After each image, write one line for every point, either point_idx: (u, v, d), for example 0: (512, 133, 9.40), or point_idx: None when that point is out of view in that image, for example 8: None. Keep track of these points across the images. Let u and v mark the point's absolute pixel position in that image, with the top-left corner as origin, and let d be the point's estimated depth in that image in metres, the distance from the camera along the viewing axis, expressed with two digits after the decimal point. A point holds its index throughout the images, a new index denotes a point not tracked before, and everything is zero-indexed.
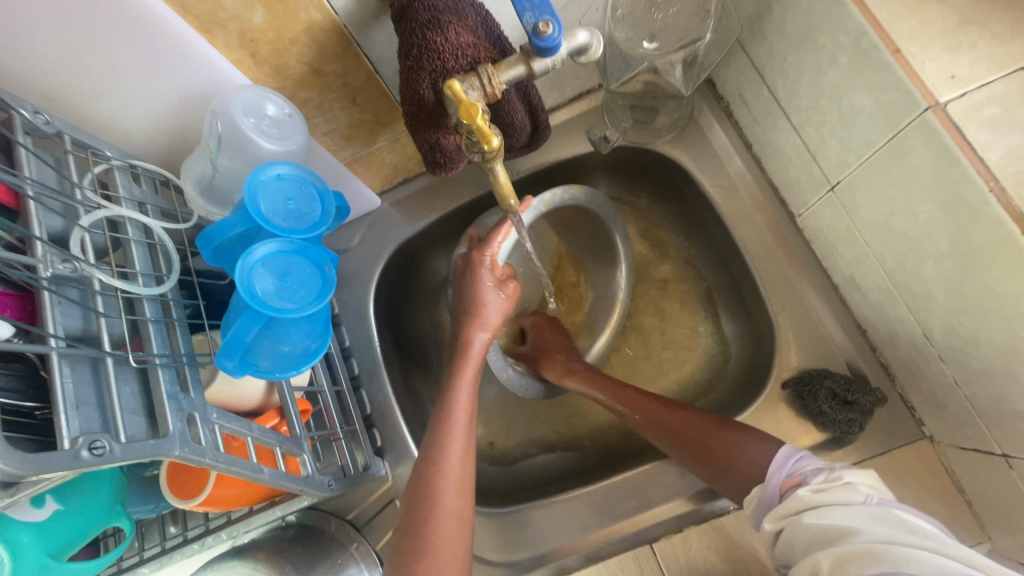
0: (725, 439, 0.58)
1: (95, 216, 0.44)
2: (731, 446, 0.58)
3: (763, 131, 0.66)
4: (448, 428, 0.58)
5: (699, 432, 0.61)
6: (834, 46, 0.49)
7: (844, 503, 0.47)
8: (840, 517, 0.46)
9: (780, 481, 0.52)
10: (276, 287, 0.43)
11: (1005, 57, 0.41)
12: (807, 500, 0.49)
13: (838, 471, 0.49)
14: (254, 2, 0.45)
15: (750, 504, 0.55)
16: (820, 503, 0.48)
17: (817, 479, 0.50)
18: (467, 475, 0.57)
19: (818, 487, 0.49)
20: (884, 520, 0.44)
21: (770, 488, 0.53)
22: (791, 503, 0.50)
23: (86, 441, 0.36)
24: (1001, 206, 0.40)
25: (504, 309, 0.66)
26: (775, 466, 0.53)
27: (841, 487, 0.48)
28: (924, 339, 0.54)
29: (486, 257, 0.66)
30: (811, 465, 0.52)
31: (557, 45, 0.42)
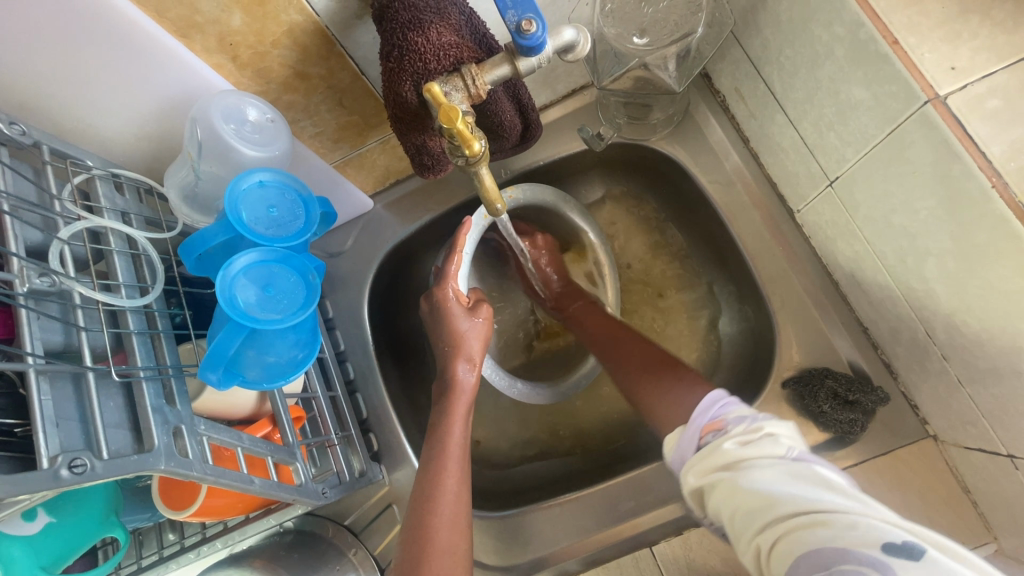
0: (663, 380, 0.60)
1: (74, 227, 0.43)
2: (666, 387, 0.59)
3: (759, 125, 0.65)
4: (442, 462, 0.57)
5: (646, 365, 0.63)
6: (830, 37, 0.47)
7: (768, 458, 0.44)
8: (764, 476, 0.43)
9: (700, 427, 0.50)
10: (259, 298, 0.42)
11: (1008, 47, 0.39)
12: (733, 455, 0.46)
13: (760, 422, 0.46)
14: (231, 5, 0.44)
15: (669, 448, 0.52)
16: (747, 460, 0.44)
17: (738, 429, 0.47)
18: (462, 512, 0.56)
19: (744, 440, 0.46)
20: (806, 475, 0.42)
21: (688, 435, 0.50)
22: (716, 457, 0.46)
23: (66, 459, 0.35)
24: (1003, 202, 0.39)
25: (483, 335, 0.66)
26: (699, 410, 0.51)
27: (765, 440, 0.45)
28: (927, 337, 0.53)
29: (448, 290, 0.66)
30: (735, 412, 0.49)
31: (542, 44, 0.41)
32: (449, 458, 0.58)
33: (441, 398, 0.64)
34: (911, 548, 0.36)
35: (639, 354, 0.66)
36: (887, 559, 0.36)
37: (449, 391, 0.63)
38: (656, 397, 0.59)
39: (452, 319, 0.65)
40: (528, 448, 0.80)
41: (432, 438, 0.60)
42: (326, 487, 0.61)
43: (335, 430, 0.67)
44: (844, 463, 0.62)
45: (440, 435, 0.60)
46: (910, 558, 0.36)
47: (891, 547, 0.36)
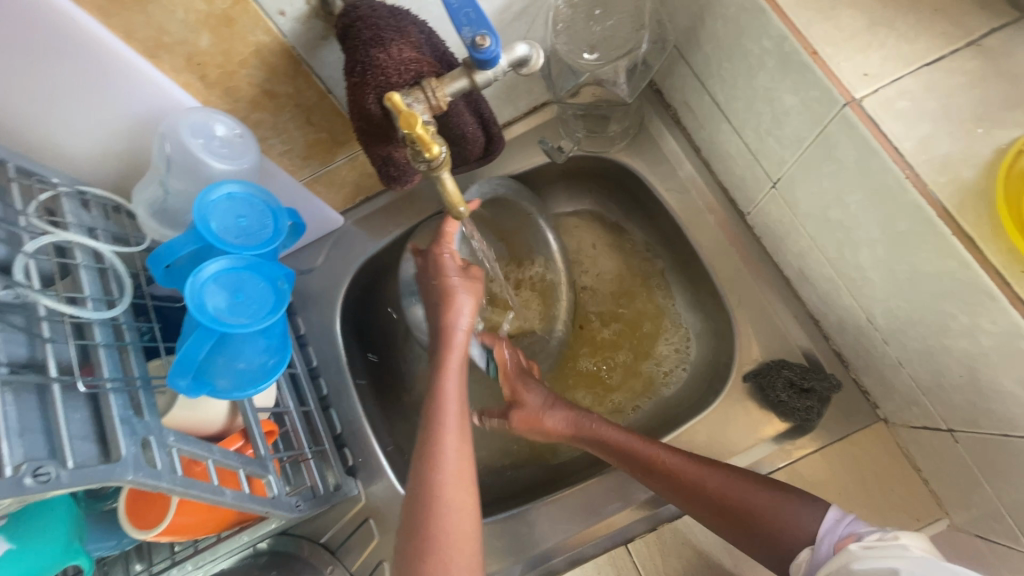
0: (771, 502, 0.57)
1: (39, 241, 0.43)
2: (774, 509, 0.56)
3: (708, 134, 0.69)
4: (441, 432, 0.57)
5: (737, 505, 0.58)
6: (761, 51, 0.52)
7: (893, 556, 0.45)
8: (884, 562, 0.45)
9: (832, 543, 0.52)
10: (228, 304, 0.43)
11: (911, 55, 0.44)
12: (858, 553, 0.47)
13: (894, 533, 0.48)
14: (198, 26, 0.46)
15: (798, 570, 0.53)
16: (869, 556, 0.46)
17: (872, 536, 0.49)
18: (467, 469, 0.56)
19: (870, 543, 0.48)
20: (933, 570, 0.42)
21: (822, 551, 0.52)
22: (839, 559, 0.48)
23: (30, 467, 0.35)
24: (917, 190, 0.43)
25: (478, 293, 0.65)
26: (826, 528, 0.53)
27: (892, 544, 0.46)
28: (868, 322, 0.57)
29: (445, 252, 0.65)
30: (864, 527, 0.52)
31: (495, 58, 0.44)
32: (446, 419, 0.58)
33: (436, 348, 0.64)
34: None
35: (721, 506, 0.58)
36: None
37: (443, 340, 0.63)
38: (774, 524, 0.56)
39: (443, 275, 0.64)
40: (503, 457, 0.80)
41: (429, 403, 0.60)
42: (300, 500, 0.61)
43: (309, 444, 0.67)
44: (805, 451, 0.65)
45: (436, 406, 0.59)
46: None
47: None
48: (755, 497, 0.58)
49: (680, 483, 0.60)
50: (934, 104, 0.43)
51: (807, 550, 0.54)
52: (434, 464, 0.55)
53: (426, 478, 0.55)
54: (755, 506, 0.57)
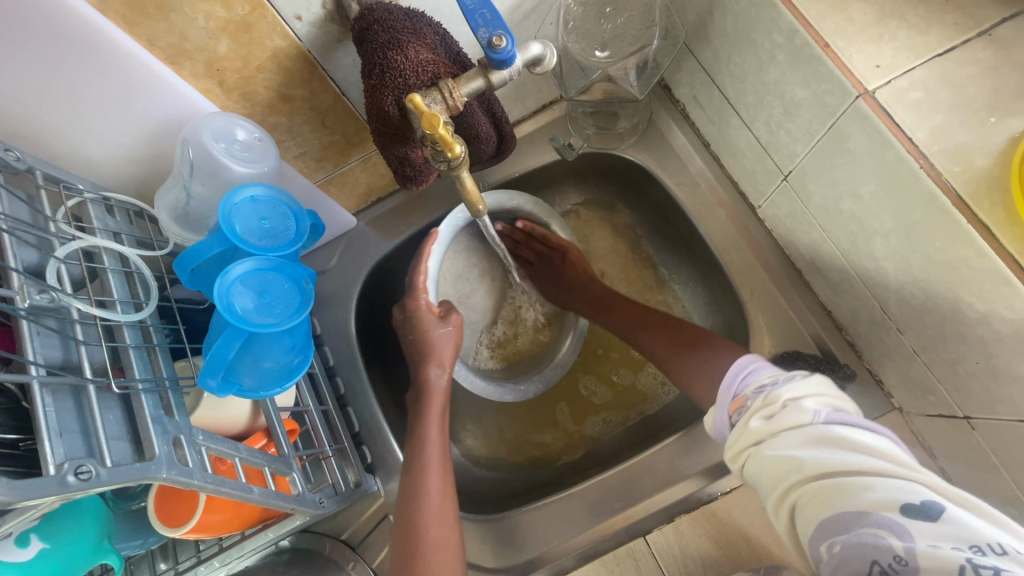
0: (694, 361, 0.62)
1: (69, 246, 0.44)
2: (699, 361, 0.61)
3: (718, 128, 0.70)
4: (423, 471, 0.59)
5: (683, 347, 0.64)
6: (771, 45, 0.52)
7: (791, 428, 0.47)
8: (788, 445, 0.46)
9: (727, 403, 0.53)
10: (255, 304, 0.44)
11: (922, 46, 0.45)
12: (759, 429, 0.49)
13: (780, 393, 0.49)
14: (218, 32, 0.47)
15: (709, 427, 0.56)
16: (774, 436, 0.47)
17: (761, 403, 0.50)
18: (449, 505, 0.57)
19: (767, 415, 0.49)
20: (828, 440, 0.45)
21: (721, 413, 0.54)
22: (746, 435, 0.50)
23: (72, 466, 0.36)
24: (931, 179, 0.43)
25: (455, 338, 0.68)
26: (727, 384, 0.55)
27: (788, 411, 0.48)
28: (882, 313, 0.57)
29: (420, 299, 0.69)
30: (757, 384, 0.52)
31: (512, 58, 0.45)
32: (431, 445, 0.61)
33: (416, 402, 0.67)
34: (932, 509, 0.40)
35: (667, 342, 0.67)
36: (905, 521, 0.40)
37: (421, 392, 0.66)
38: (695, 376, 0.61)
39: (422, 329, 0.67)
40: (519, 453, 0.81)
41: (413, 445, 0.62)
42: (323, 497, 0.62)
43: (329, 442, 0.68)
44: None
45: (419, 441, 0.62)
46: (927, 518, 0.39)
47: (910, 510, 0.40)
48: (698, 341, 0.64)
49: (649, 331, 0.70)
50: (948, 94, 0.44)
51: (711, 411, 0.56)
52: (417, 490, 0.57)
53: (410, 505, 0.57)
54: (676, 342, 0.66)
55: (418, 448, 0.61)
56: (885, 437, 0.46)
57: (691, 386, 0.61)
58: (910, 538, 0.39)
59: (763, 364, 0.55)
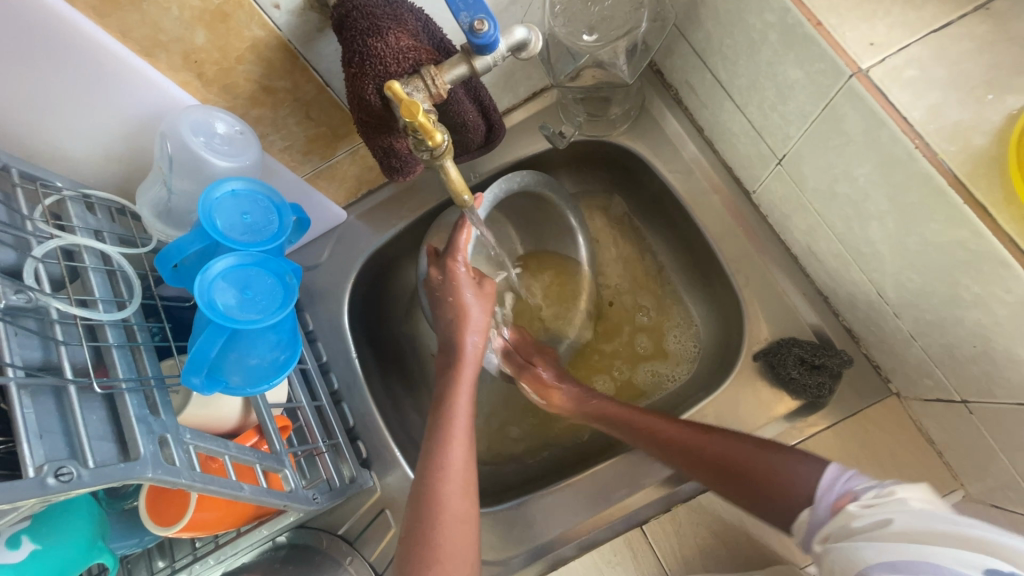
0: (769, 462, 0.56)
1: (47, 245, 0.44)
2: (773, 467, 0.56)
3: (711, 113, 0.68)
4: (448, 441, 0.57)
5: (745, 459, 0.57)
6: (763, 25, 0.51)
7: (887, 508, 0.46)
8: (874, 522, 0.45)
9: (829, 502, 0.50)
10: (238, 300, 0.43)
11: (917, 22, 0.43)
12: (858, 512, 0.47)
13: (891, 487, 0.47)
14: (194, 23, 0.46)
15: (799, 531, 0.53)
16: (866, 517, 0.46)
17: (868, 493, 0.48)
18: (471, 481, 0.56)
19: (868, 501, 0.47)
20: (926, 518, 0.43)
21: (821, 509, 0.51)
22: (841, 520, 0.48)
23: (52, 468, 0.35)
24: (926, 160, 0.42)
25: (488, 308, 0.65)
26: (823, 485, 0.52)
27: (890, 501, 0.46)
28: (879, 297, 0.56)
29: (459, 265, 0.65)
30: (862, 484, 0.50)
31: (495, 42, 0.43)
32: (457, 417, 0.59)
33: (446, 369, 0.63)
34: None
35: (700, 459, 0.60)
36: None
37: (454, 360, 0.63)
38: (777, 490, 0.55)
39: (459, 292, 0.64)
40: (515, 444, 0.81)
41: (436, 418, 0.59)
42: (316, 493, 0.61)
43: (323, 438, 0.68)
44: (818, 427, 0.65)
45: (445, 414, 0.59)
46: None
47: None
48: (750, 453, 0.58)
49: (674, 448, 0.62)
50: (943, 71, 0.42)
51: (804, 511, 0.53)
52: (439, 470, 0.55)
53: (428, 484, 0.55)
54: (735, 457, 0.58)
55: (444, 418, 0.59)
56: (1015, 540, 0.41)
57: (767, 508, 0.56)
58: None
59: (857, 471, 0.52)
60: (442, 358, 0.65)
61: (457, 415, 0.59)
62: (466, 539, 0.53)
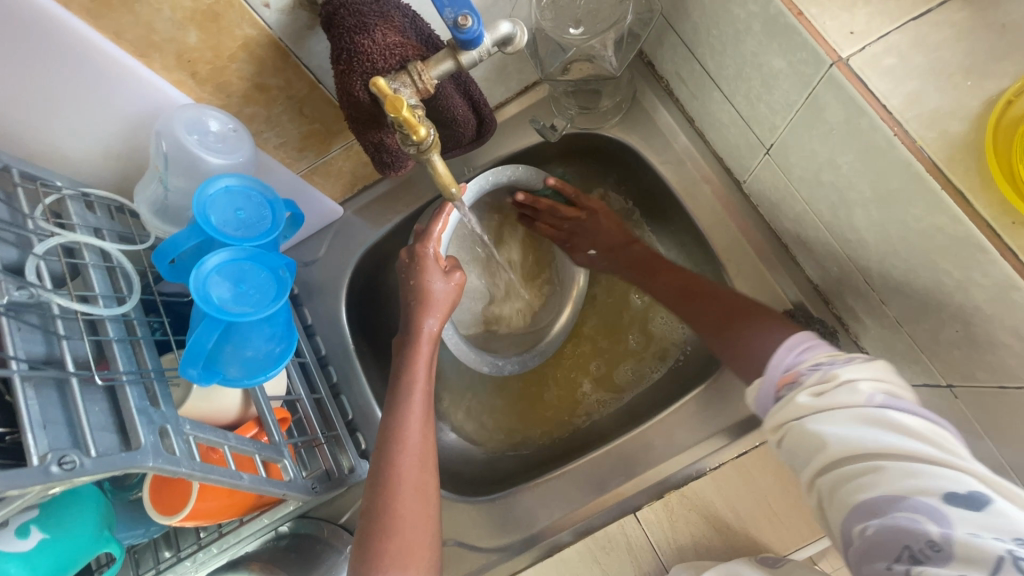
0: (740, 329, 0.58)
1: (48, 243, 0.45)
2: (746, 334, 0.57)
3: (701, 104, 0.69)
4: (406, 415, 0.57)
5: (722, 319, 0.61)
6: (747, 15, 0.51)
7: (843, 407, 0.44)
8: (835, 423, 0.44)
9: (774, 379, 0.50)
10: (233, 294, 0.44)
11: (896, 10, 0.44)
12: (805, 404, 0.46)
13: (838, 371, 0.46)
14: (186, 23, 0.47)
15: (751, 401, 0.53)
16: (823, 411, 0.45)
17: (815, 378, 0.47)
18: (429, 453, 0.57)
19: (819, 391, 0.46)
20: (876, 421, 0.43)
21: (765, 387, 0.51)
22: (789, 408, 0.48)
23: (55, 457, 0.37)
24: (905, 146, 0.42)
25: (454, 296, 0.65)
26: (775, 359, 0.51)
27: (842, 390, 0.45)
28: (866, 284, 0.57)
29: (429, 248, 0.64)
30: (811, 360, 0.49)
31: (478, 37, 0.44)
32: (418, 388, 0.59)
33: (402, 345, 0.63)
34: (978, 499, 0.39)
35: (704, 314, 0.63)
36: (945, 509, 0.39)
37: (410, 337, 0.62)
38: (742, 347, 0.57)
39: (425, 277, 0.63)
40: (512, 435, 0.82)
41: (396, 390, 0.60)
42: (315, 483, 0.63)
43: (321, 429, 0.70)
44: None
45: (403, 389, 0.59)
46: (971, 508, 0.39)
47: (956, 498, 0.39)
48: (746, 304, 0.61)
49: (671, 299, 0.68)
50: (923, 59, 0.43)
51: (756, 380, 0.53)
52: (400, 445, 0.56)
53: (389, 460, 0.55)
54: (721, 310, 0.61)
55: (402, 394, 0.59)
56: (944, 428, 0.43)
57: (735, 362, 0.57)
58: (948, 526, 0.39)
59: (819, 342, 0.52)
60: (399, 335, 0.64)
61: (416, 387, 0.59)
62: (424, 511, 0.54)
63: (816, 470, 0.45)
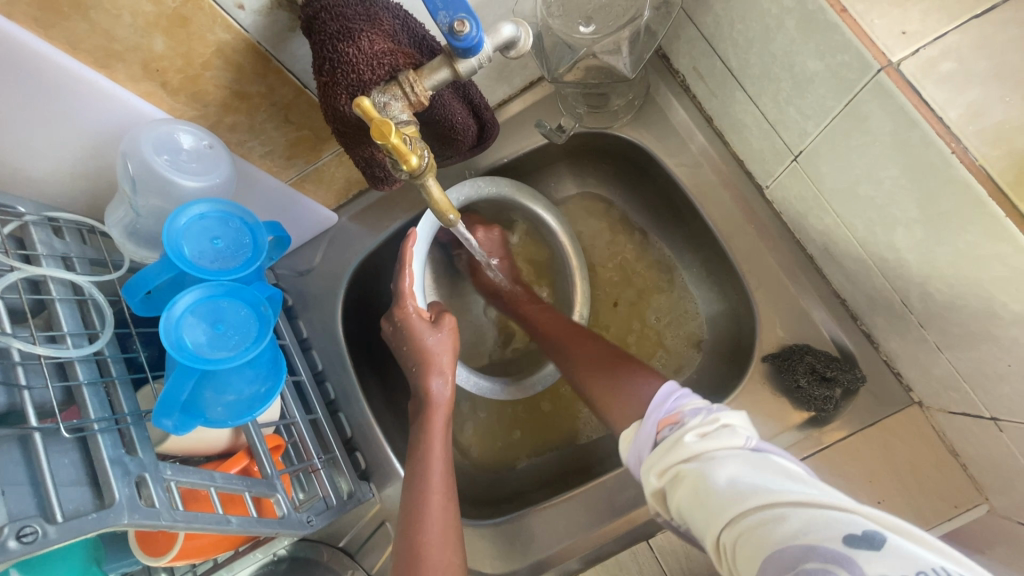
0: (617, 375, 0.60)
1: (7, 280, 0.41)
2: (622, 379, 0.59)
3: (721, 103, 0.63)
4: (423, 491, 0.55)
5: (606, 360, 0.63)
6: (780, 10, 0.46)
7: (723, 451, 0.42)
8: (718, 465, 0.41)
9: (657, 418, 0.49)
10: (209, 337, 0.40)
11: (956, 7, 0.38)
12: (692, 448, 0.44)
13: (716, 413, 0.45)
14: (151, 29, 0.42)
15: (626, 449, 0.51)
16: (704, 451, 0.43)
17: (693, 421, 0.46)
18: (451, 527, 0.54)
19: (701, 432, 0.44)
20: (759, 464, 0.40)
21: (647, 426, 0.49)
22: (677, 453, 0.44)
23: (14, 530, 0.33)
24: (963, 165, 0.37)
25: (451, 342, 0.63)
26: (654, 405, 0.50)
27: (722, 432, 0.44)
28: (902, 305, 0.52)
29: (408, 306, 0.64)
30: (690, 405, 0.49)
31: (478, 44, 0.39)
32: (433, 460, 0.58)
33: (418, 414, 0.62)
34: (872, 538, 0.32)
35: (587, 358, 0.64)
36: (845, 546, 0.32)
37: (424, 405, 0.62)
38: (617, 392, 0.58)
39: (415, 334, 0.62)
40: (517, 450, 0.78)
41: (413, 463, 0.58)
42: (311, 515, 0.59)
43: (318, 454, 0.66)
44: (834, 438, 0.61)
45: (421, 458, 0.58)
46: (870, 548, 0.32)
47: (853, 539, 0.32)
48: (627, 361, 0.62)
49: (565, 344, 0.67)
50: (986, 63, 0.37)
51: (634, 427, 0.51)
52: (420, 524, 0.53)
53: (411, 537, 0.53)
54: (606, 355, 0.63)
55: (419, 466, 0.57)
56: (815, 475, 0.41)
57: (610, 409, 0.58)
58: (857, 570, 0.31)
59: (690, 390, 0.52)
60: (415, 404, 0.64)
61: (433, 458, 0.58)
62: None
63: (714, 529, 0.38)
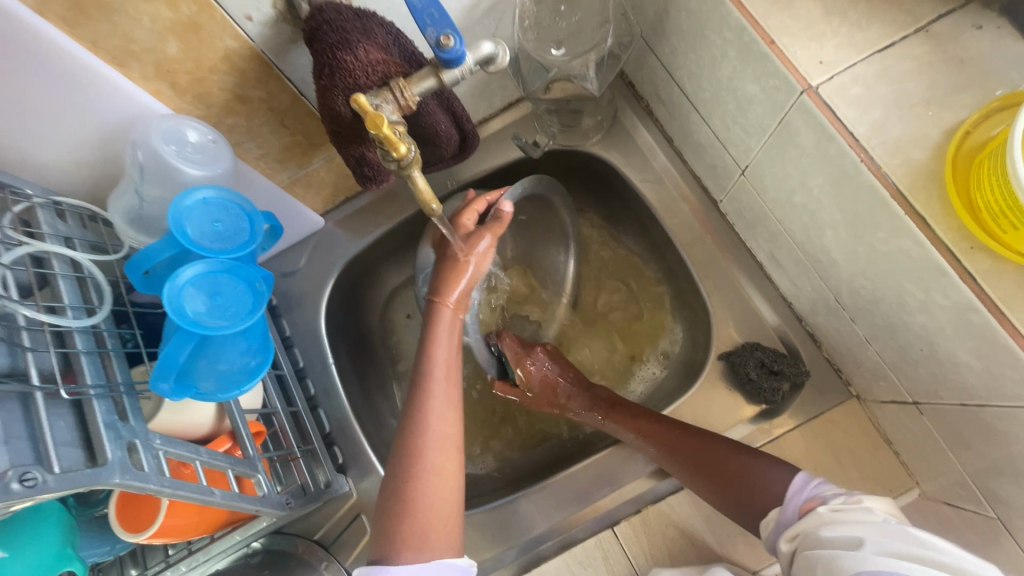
0: (749, 471, 0.57)
1: (16, 253, 0.44)
2: (752, 476, 0.57)
3: (679, 125, 0.71)
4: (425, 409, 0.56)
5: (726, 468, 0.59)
6: (723, 42, 0.53)
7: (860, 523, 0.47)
8: (852, 531, 0.47)
9: (796, 505, 0.53)
10: (207, 307, 0.44)
11: (863, 42, 0.46)
12: (826, 517, 0.49)
13: (858, 495, 0.50)
14: (166, 33, 0.46)
15: (765, 528, 0.55)
16: (838, 521, 0.48)
17: (836, 500, 0.50)
18: (448, 450, 0.55)
19: (836, 506, 0.49)
20: (898, 536, 0.45)
21: (788, 511, 0.53)
22: (812, 521, 0.50)
23: (16, 473, 0.36)
24: (871, 172, 0.44)
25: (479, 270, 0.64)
26: (792, 490, 0.54)
27: (859, 509, 0.48)
28: (836, 302, 0.59)
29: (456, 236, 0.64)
30: (829, 490, 0.52)
31: (461, 57, 0.45)
32: (438, 377, 0.58)
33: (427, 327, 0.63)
34: None
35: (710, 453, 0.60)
36: None
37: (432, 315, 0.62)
38: (751, 492, 0.56)
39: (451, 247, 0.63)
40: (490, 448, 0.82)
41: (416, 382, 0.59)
42: (290, 498, 0.62)
43: (297, 443, 0.68)
44: (782, 430, 0.67)
45: (424, 375, 0.58)
46: None
47: None
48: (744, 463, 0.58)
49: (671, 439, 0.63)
50: (887, 89, 0.45)
51: (774, 509, 0.54)
52: (414, 441, 0.55)
53: (403, 452, 0.54)
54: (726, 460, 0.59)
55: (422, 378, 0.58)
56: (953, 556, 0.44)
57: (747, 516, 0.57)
58: None
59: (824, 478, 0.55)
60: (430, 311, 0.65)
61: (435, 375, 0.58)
62: (443, 512, 0.53)
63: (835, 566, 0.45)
